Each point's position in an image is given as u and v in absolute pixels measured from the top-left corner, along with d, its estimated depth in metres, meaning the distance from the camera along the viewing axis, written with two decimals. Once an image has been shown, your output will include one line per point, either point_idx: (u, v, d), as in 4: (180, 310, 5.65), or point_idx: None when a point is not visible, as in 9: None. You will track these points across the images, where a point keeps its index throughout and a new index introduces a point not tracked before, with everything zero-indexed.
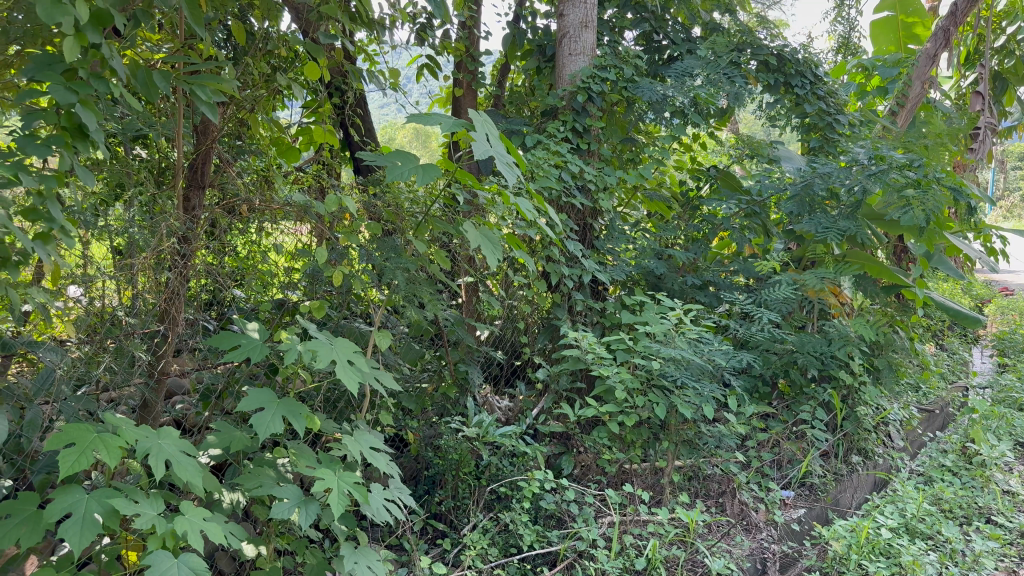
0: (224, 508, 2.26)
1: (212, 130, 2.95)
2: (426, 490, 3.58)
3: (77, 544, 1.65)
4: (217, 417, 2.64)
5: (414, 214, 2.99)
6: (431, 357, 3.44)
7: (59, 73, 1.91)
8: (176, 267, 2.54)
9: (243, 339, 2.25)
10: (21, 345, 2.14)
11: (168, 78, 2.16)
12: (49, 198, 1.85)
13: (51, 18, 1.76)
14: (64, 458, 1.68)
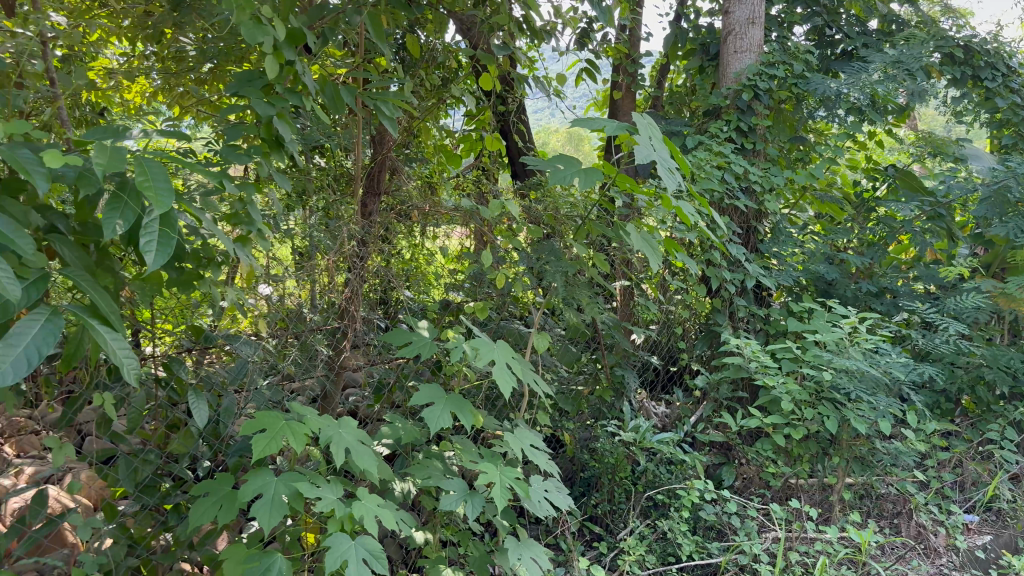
0: (395, 496, 2.38)
1: (388, 142, 3.14)
2: (582, 492, 3.54)
3: (266, 522, 1.79)
4: (388, 410, 2.77)
5: (573, 218, 3.02)
6: (587, 360, 3.44)
7: (259, 88, 2.09)
8: (356, 268, 2.74)
9: (414, 337, 2.35)
10: (223, 338, 2.31)
11: (353, 92, 2.29)
12: (250, 202, 2.03)
13: (254, 38, 1.93)
14: (256, 442, 1.83)
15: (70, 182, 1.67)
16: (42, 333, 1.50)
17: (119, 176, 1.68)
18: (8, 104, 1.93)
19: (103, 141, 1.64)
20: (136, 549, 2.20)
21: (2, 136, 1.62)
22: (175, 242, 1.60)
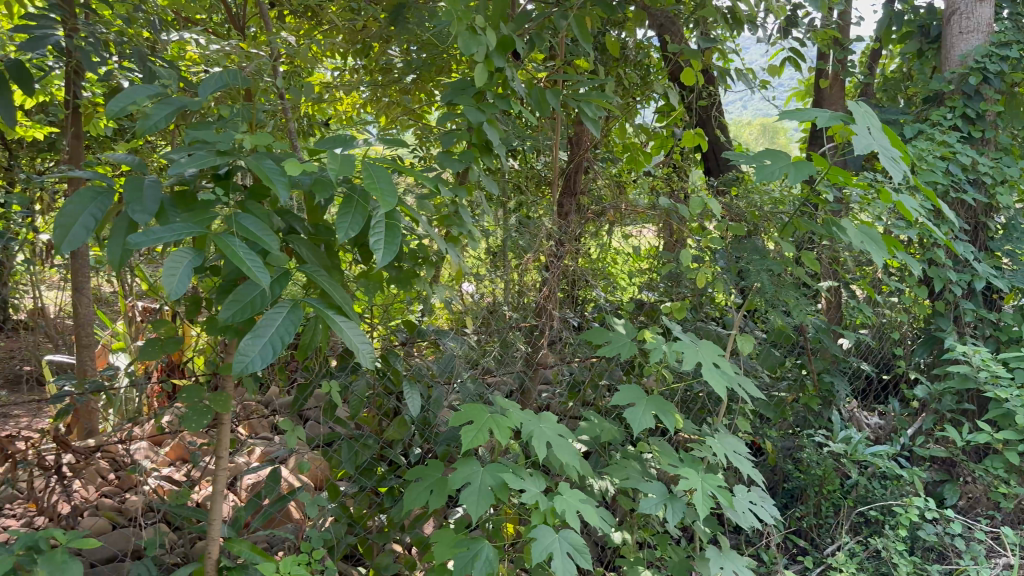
0: (593, 493, 2.40)
1: (587, 141, 3.18)
2: (784, 503, 3.38)
3: (474, 510, 1.87)
4: (583, 408, 2.80)
5: (777, 214, 2.91)
6: (791, 365, 3.30)
7: (471, 96, 2.22)
8: (554, 267, 2.77)
9: (613, 336, 2.36)
10: (431, 333, 2.44)
11: (559, 95, 2.36)
12: (461, 206, 2.17)
13: (468, 49, 2.03)
14: (464, 433, 1.91)
15: (306, 188, 1.83)
16: (285, 322, 1.69)
17: (347, 182, 1.83)
18: (251, 118, 2.15)
19: (334, 150, 1.79)
20: (354, 528, 2.37)
21: (250, 147, 1.81)
22: (396, 242, 1.72)
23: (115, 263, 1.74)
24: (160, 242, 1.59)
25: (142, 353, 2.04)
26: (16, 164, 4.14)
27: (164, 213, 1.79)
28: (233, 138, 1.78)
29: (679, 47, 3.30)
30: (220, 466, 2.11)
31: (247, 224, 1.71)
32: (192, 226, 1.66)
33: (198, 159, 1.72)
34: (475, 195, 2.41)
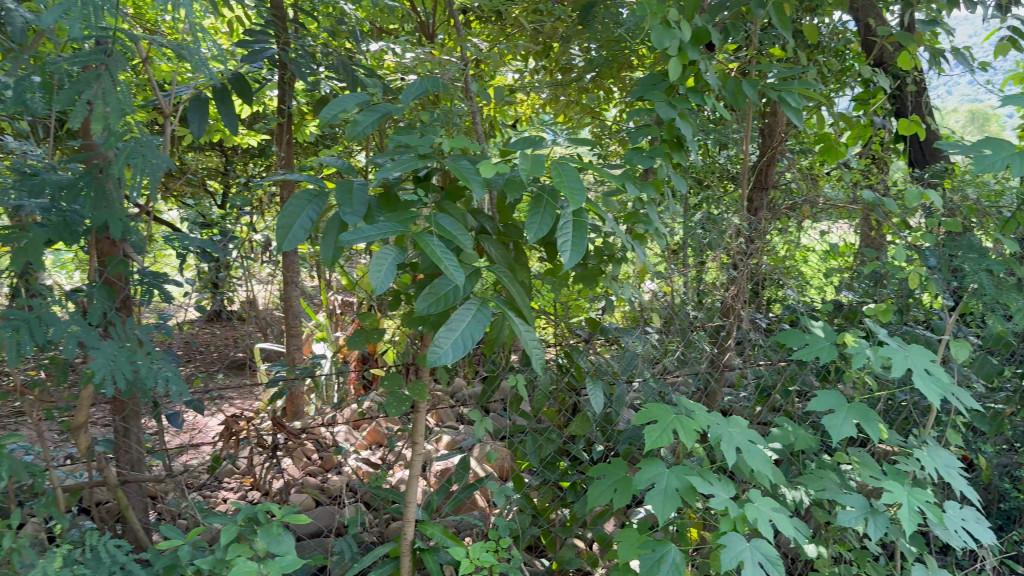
0: (784, 502, 2.31)
1: (778, 135, 3.05)
2: (999, 524, 3.10)
3: (660, 512, 1.85)
4: (773, 413, 2.70)
5: (998, 209, 2.67)
6: (1009, 375, 3.01)
7: (662, 90, 2.23)
8: (743, 266, 2.69)
9: (809, 338, 2.26)
10: (616, 331, 2.45)
11: (754, 85, 2.29)
12: (649, 203, 2.15)
13: (662, 42, 2.05)
14: (650, 432, 1.90)
15: (498, 189, 1.89)
16: (473, 321, 1.75)
17: (538, 183, 1.87)
18: (446, 122, 2.25)
19: (525, 150, 1.84)
20: (538, 520, 2.43)
21: (448, 150, 1.89)
22: (586, 241, 1.74)
23: (328, 260, 1.89)
24: (366, 240, 1.70)
25: (349, 343, 2.20)
26: (233, 169, 4.54)
27: (371, 214, 1.92)
28: (433, 141, 1.88)
29: (888, 31, 3.10)
30: (415, 452, 2.22)
31: (443, 223, 1.79)
32: (395, 225, 1.76)
33: (401, 163, 1.82)
34: (664, 192, 2.38)
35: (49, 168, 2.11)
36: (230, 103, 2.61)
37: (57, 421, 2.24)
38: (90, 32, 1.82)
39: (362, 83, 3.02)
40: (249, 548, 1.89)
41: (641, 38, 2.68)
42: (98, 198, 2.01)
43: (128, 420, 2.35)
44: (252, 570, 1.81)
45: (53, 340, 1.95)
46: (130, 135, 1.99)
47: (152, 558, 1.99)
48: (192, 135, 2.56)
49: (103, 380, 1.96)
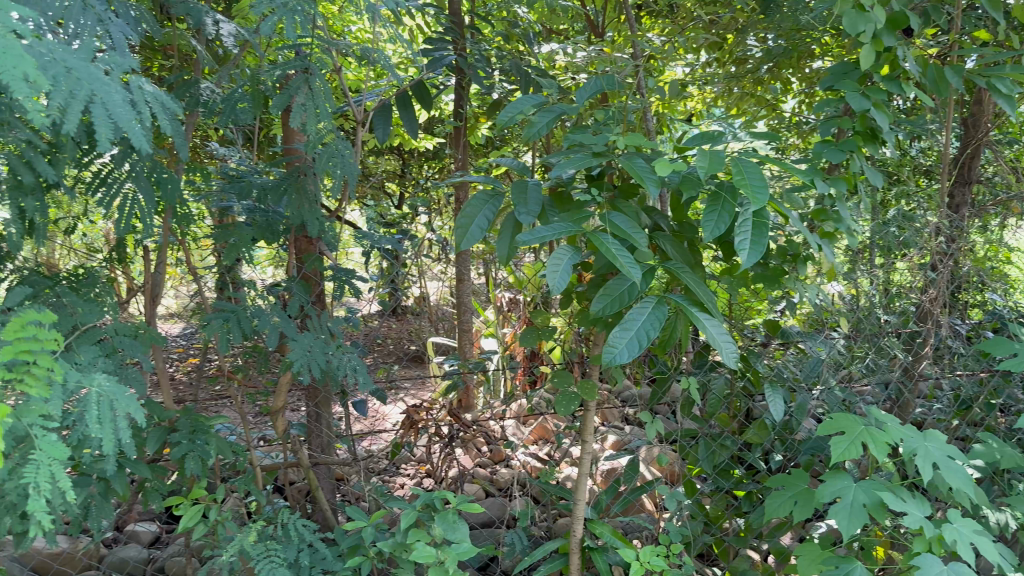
0: (987, 525, 2.12)
1: (983, 125, 2.80)
2: None
3: (845, 527, 1.75)
4: (974, 428, 2.48)
5: None
6: None
7: (854, 79, 2.10)
8: (942, 267, 2.49)
9: (1018, 346, 2.06)
10: (798, 335, 2.34)
11: (961, 71, 2.14)
12: (841, 199, 2.04)
13: (855, 27, 1.94)
14: (836, 443, 1.81)
15: (676, 186, 1.85)
16: (653, 318, 1.73)
17: (717, 178, 1.82)
18: (622, 120, 2.23)
19: (703, 146, 1.80)
20: (710, 528, 2.36)
21: (624, 148, 1.88)
22: (769, 239, 1.67)
23: (503, 259, 1.92)
24: (542, 239, 1.72)
25: (520, 340, 2.23)
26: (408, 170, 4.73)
27: (545, 214, 1.94)
28: (608, 139, 1.86)
29: None
30: (585, 450, 2.22)
31: (617, 222, 1.78)
32: (569, 224, 1.76)
33: (576, 162, 1.83)
34: (856, 187, 2.25)
35: (255, 171, 2.27)
36: (411, 107, 2.72)
37: (258, 404, 2.44)
38: (301, 33, 1.96)
39: (535, 84, 3.06)
40: (427, 534, 1.97)
41: (830, 25, 2.53)
42: (303, 198, 2.16)
43: (320, 406, 2.52)
44: (430, 555, 1.87)
45: (256, 331, 2.11)
46: (328, 141, 2.08)
47: (339, 538, 2.11)
48: (377, 139, 2.68)
49: (299, 370, 2.10)
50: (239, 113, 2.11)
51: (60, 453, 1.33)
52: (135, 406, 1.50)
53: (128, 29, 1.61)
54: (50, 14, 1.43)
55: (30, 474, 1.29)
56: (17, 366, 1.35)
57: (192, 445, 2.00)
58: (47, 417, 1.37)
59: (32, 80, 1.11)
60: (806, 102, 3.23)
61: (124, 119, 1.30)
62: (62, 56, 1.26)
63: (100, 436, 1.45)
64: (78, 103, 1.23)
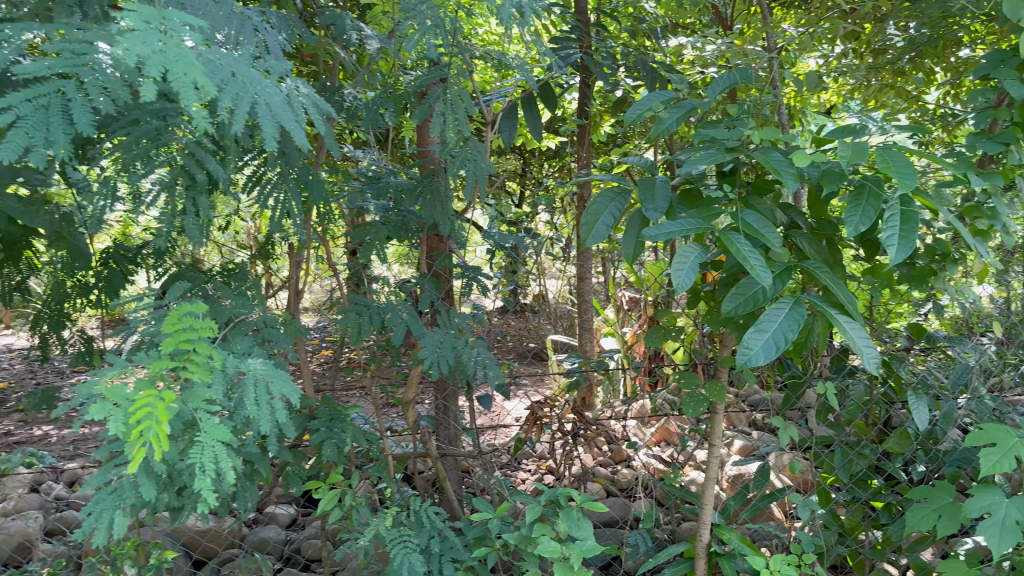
0: None
1: None
2: None
3: (996, 546, 1.65)
4: None
5: None
6: None
7: (1013, 67, 1.97)
8: None
9: None
10: (944, 340, 2.21)
11: None
12: (996, 196, 1.92)
13: (1015, 12, 1.82)
14: (986, 456, 1.70)
15: (814, 181, 1.79)
16: (787, 319, 1.68)
17: (859, 173, 1.74)
18: (756, 115, 2.17)
19: (844, 140, 1.73)
20: (845, 539, 2.26)
21: (758, 143, 1.83)
22: (916, 236, 1.59)
23: (629, 257, 1.91)
24: (671, 236, 1.70)
25: (647, 340, 2.21)
26: (530, 170, 4.78)
27: (674, 211, 1.92)
28: (741, 134, 1.82)
29: None
30: (713, 453, 2.18)
31: (749, 219, 1.73)
32: (699, 222, 1.74)
33: (708, 157, 1.80)
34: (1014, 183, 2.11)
35: (390, 171, 2.37)
36: (536, 107, 2.75)
37: (389, 396, 2.52)
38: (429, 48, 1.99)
39: (662, 79, 3.02)
40: (552, 530, 1.98)
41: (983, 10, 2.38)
42: (435, 200, 2.23)
43: (448, 399, 2.59)
44: (556, 550, 1.88)
45: (390, 325, 2.19)
46: (462, 143, 2.14)
47: (466, 529, 2.16)
48: (504, 140, 2.72)
49: (429, 364, 2.16)
50: (376, 116, 2.21)
51: (222, 435, 1.42)
52: (289, 386, 1.59)
53: (282, 37, 1.70)
54: (216, 26, 1.53)
55: (197, 453, 1.41)
56: (180, 356, 1.49)
57: (329, 432, 2.09)
58: (210, 401, 1.48)
59: (203, 86, 1.20)
60: (953, 93, 3.05)
61: (287, 117, 1.36)
62: (228, 64, 1.35)
63: (258, 416, 1.55)
64: (245, 104, 1.30)
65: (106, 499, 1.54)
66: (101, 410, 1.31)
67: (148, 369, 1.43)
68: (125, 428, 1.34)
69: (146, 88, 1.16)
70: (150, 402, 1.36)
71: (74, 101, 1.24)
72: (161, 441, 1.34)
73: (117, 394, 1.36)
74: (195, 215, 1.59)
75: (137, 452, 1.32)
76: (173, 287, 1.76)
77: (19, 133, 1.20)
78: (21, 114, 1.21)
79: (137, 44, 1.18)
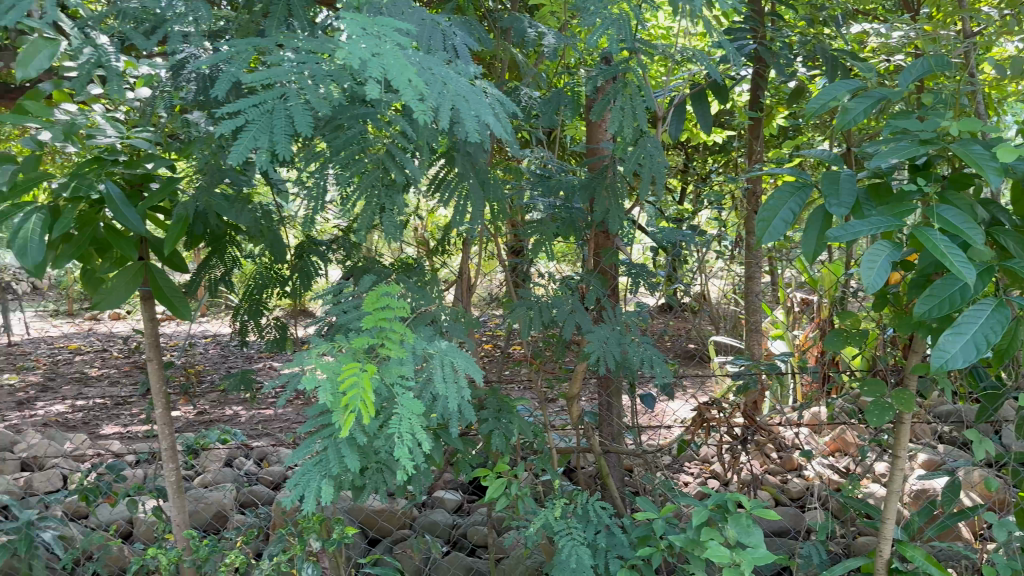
0: None
1: None
2: None
3: None
4: None
5: None
6: None
7: None
8: None
9: None
10: None
11: None
12: None
13: None
14: None
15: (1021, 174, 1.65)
16: (990, 322, 1.56)
17: None
18: (954, 104, 2.03)
19: None
20: None
21: (958, 134, 1.71)
22: None
23: (809, 255, 1.84)
24: (858, 234, 1.63)
25: (826, 343, 2.12)
26: (694, 165, 4.68)
27: (860, 207, 1.82)
28: (938, 124, 1.71)
29: None
30: (895, 464, 2.06)
31: (948, 214, 1.63)
32: (889, 218, 1.65)
33: (900, 151, 1.70)
34: None
35: (562, 169, 2.40)
36: (705, 102, 2.69)
37: (555, 391, 2.56)
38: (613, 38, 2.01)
39: (843, 67, 2.87)
40: (720, 535, 1.94)
41: None
42: (608, 195, 2.23)
43: (612, 396, 2.58)
44: (724, 555, 1.85)
45: (557, 320, 2.22)
46: (638, 140, 2.14)
47: (631, 527, 2.15)
48: (671, 134, 2.67)
49: (597, 358, 2.17)
50: (548, 113, 2.24)
51: (415, 407, 1.54)
52: (473, 364, 1.71)
53: (471, 40, 1.76)
54: (418, 33, 1.62)
55: (395, 424, 1.55)
56: (378, 332, 1.62)
57: (497, 423, 2.15)
58: (405, 375, 1.61)
59: (414, 85, 1.28)
60: None
61: (485, 114, 1.41)
62: (431, 65, 1.42)
63: (446, 391, 1.67)
64: (447, 102, 1.37)
65: (310, 469, 1.71)
66: (311, 381, 1.48)
67: (351, 346, 1.58)
68: (335, 397, 1.48)
69: (371, 85, 1.24)
70: (354, 372, 1.49)
71: (294, 107, 1.35)
72: (366, 408, 1.46)
73: (329, 367, 1.53)
74: (391, 213, 1.66)
75: (345, 417, 1.46)
76: (368, 274, 1.86)
77: (246, 137, 1.33)
78: (250, 120, 1.35)
79: (355, 47, 1.28)
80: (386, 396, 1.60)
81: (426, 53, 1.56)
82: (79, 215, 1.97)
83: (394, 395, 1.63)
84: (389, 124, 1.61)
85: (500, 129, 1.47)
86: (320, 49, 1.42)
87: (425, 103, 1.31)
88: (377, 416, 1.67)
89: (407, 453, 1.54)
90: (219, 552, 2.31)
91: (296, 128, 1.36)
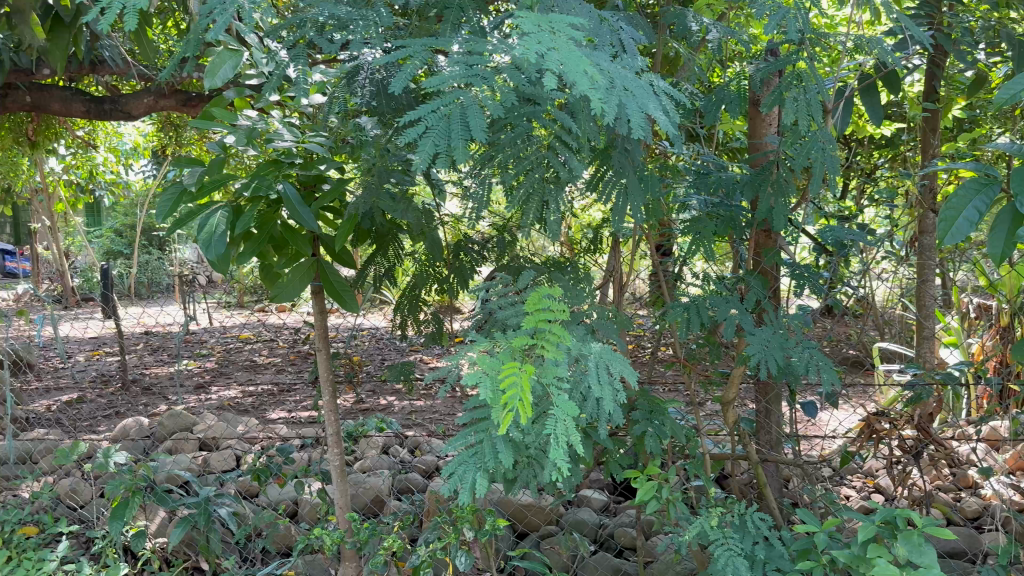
0: None
1: None
2: None
3: None
4: None
5: None
6: None
7: None
8: None
9: None
10: None
11: None
12: None
13: None
14: None
15: None
16: None
17: None
18: None
19: None
20: None
21: None
22: None
23: (997, 256, 1.69)
24: None
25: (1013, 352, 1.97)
26: (859, 161, 4.45)
27: None
28: None
29: None
30: None
31: None
32: None
33: None
34: None
35: (719, 166, 2.34)
36: (875, 94, 2.55)
37: (709, 395, 2.50)
38: (784, 30, 1.94)
39: None
40: (889, 553, 1.83)
41: None
42: (773, 193, 2.16)
43: (771, 402, 2.50)
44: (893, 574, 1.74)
45: (715, 322, 2.17)
46: (807, 135, 2.05)
47: (789, 538, 2.07)
48: (837, 128, 2.55)
49: (758, 362, 2.11)
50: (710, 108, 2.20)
51: (571, 409, 1.55)
52: (628, 368, 1.71)
53: (638, 34, 1.75)
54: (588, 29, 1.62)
55: (551, 425, 1.56)
56: (536, 332, 1.64)
57: (649, 424, 2.14)
58: (560, 376, 1.62)
59: (588, 78, 1.29)
60: None
61: (653, 106, 1.40)
62: (600, 61, 1.42)
63: (601, 392, 1.67)
64: (616, 98, 1.36)
65: (466, 460, 1.75)
66: (474, 378, 1.50)
67: (510, 346, 1.61)
68: (495, 395, 1.51)
69: (549, 78, 1.26)
70: (515, 372, 1.51)
71: (471, 110, 1.38)
72: (525, 408, 1.48)
73: (489, 364, 1.55)
74: (551, 210, 1.68)
75: (505, 416, 1.48)
76: (525, 273, 1.89)
77: (427, 142, 1.38)
78: (430, 125, 1.39)
79: (533, 45, 1.30)
80: (543, 394, 1.62)
81: (596, 48, 1.56)
82: (259, 214, 2.09)
83: (549, 394, 1.64)
84: (553, 122, 1.62)
85: (667, 123, 1.45)
86: (492, 49, 1.46)
87: (597, 97, 1.32)
88: (532, 412, 1.70)
89: (562, 452, 1.55)
90: (378, 536, 2.42)
91: (471, 132, 1.40)
